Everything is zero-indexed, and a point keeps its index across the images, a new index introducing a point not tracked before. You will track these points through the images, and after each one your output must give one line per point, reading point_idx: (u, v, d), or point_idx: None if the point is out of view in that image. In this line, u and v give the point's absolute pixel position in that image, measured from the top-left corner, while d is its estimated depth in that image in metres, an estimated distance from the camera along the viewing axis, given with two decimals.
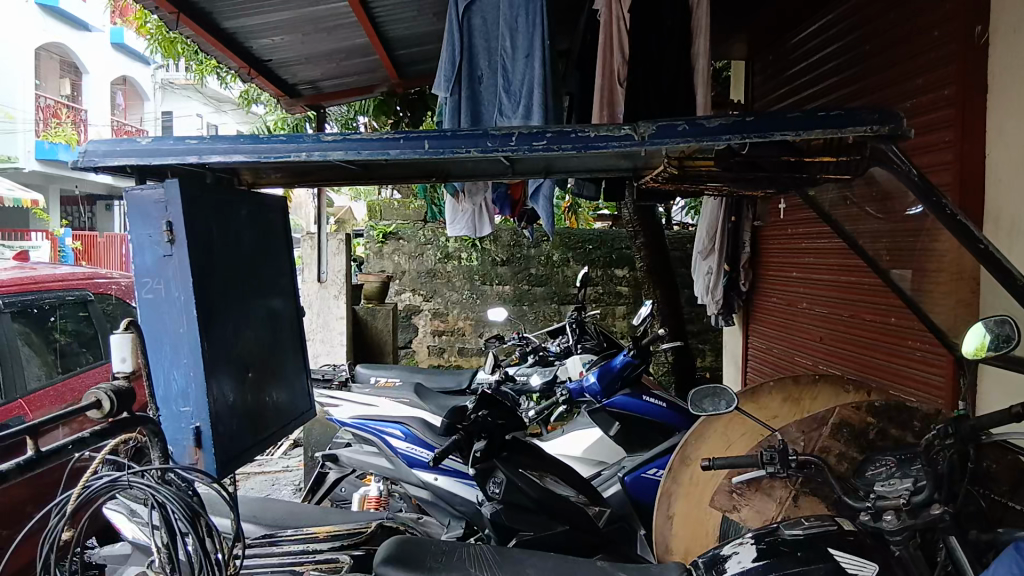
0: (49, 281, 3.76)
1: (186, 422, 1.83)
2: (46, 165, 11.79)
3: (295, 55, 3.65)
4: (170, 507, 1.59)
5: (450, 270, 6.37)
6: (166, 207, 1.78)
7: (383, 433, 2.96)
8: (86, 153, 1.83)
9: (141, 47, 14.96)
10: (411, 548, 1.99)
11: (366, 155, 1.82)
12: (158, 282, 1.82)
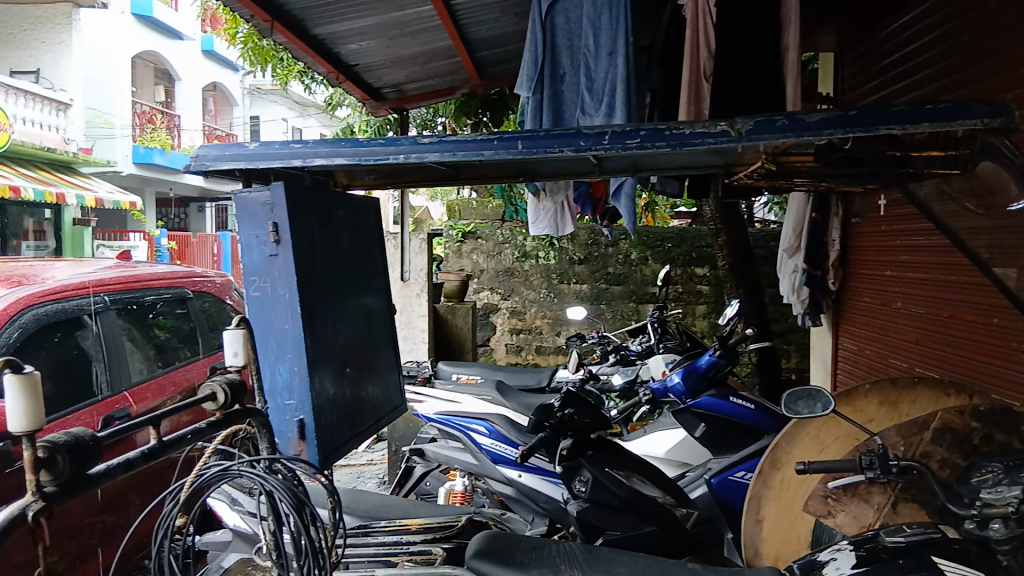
0: (149, 279, 3.97)
1: (291, 414, 1.91)
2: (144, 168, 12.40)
3: (379, 59, 3.73)
4: (277, 495, 1.66)
5: (527, 268, 6.40)
6: (272, 209, 1.87)
7: (467, 429, 3.01)
8: (197, 158, 1.92)
9: (230, 55, 15.61)
10: (500, 543, 2.09)
11: (461, 156, 1.86)
12: (265, 279, 1.91)
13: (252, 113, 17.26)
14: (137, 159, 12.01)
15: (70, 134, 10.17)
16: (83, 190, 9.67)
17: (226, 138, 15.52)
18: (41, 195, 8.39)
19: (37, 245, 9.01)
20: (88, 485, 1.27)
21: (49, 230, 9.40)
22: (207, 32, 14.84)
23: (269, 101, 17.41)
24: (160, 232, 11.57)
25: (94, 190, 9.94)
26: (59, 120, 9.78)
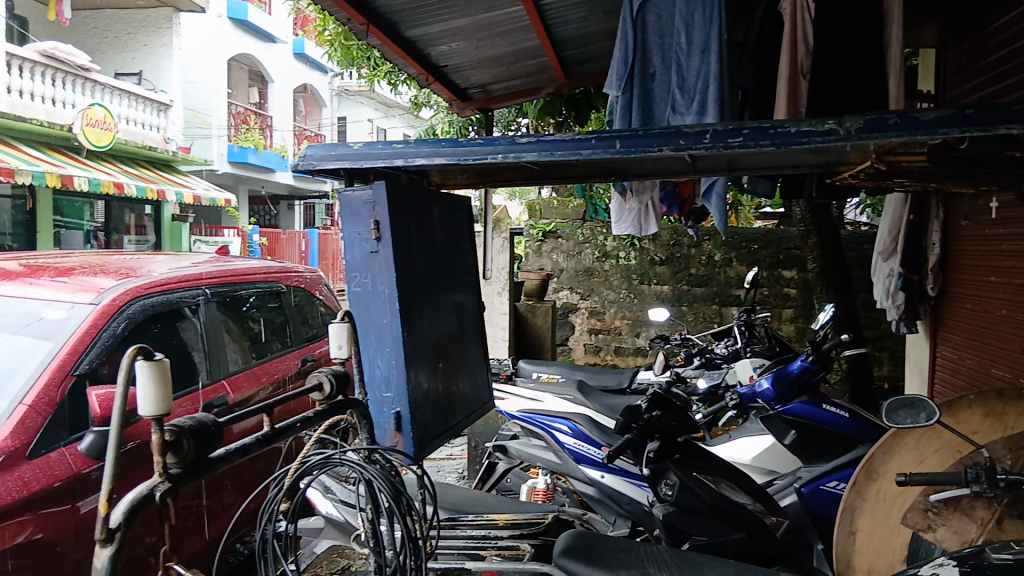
0: (244, 274, 4.14)
1: (388, 406, 1.97)
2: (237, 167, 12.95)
3: (467, 60, 3.78)
4: (377, 484, 1.72)
5: (608, 268, 6.36)
6: (374, 207, 1.93)
7: (550, 428, 3.02)
8: (305, 157, 1.99)
9: (319, 57, 16.10)
10: (587, 543, 2.09)
11: (559, 156, 1.87)
12: (366, 276, 1.97)
13: (339, 114, 17.81)
14: (232, 158, 12.57)
15: (170, 133, 10.48)
16: (183, 186, 10.13)
17: (314, 137, 16.04)
18: (144, 191, 8.84)
19: (138, 238, 9.94)
20: (210, 468, 1.32)
21: (150, 225, 10.27)
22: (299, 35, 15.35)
23: (356, 101, 17.93)
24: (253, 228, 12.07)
25: (192, 186, 10.37)
26: (160, 120, 10.19)
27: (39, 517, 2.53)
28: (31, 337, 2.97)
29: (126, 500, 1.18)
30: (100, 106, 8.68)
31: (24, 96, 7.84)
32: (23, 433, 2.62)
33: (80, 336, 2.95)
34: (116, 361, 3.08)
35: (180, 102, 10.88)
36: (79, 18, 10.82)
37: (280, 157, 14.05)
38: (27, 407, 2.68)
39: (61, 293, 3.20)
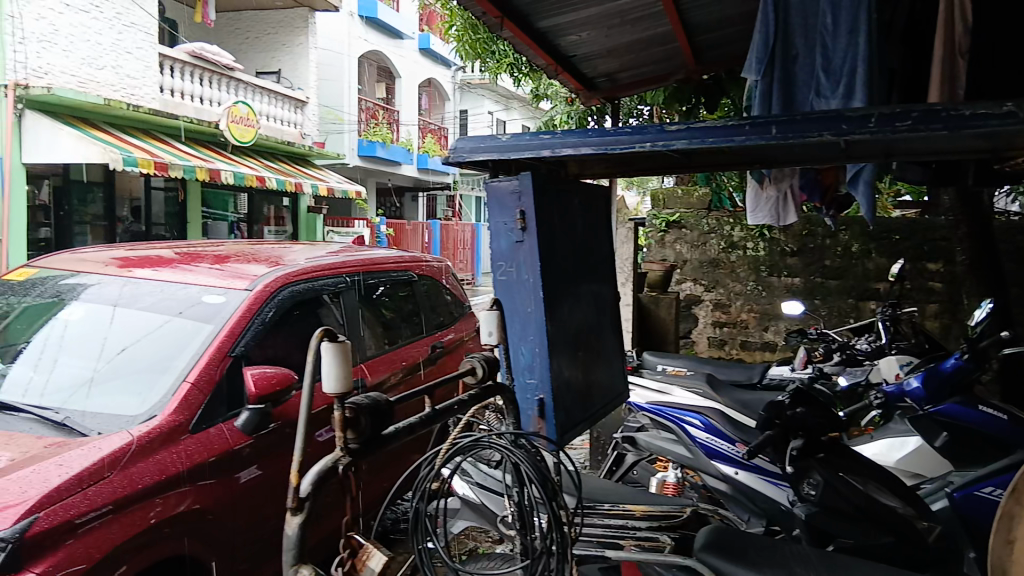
0: (380, 263, 4.34)
1: (532, 393, 2.03)
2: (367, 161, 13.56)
3: (596, 48, 3.77)
4: (522, 468, 1.79)
5: (734, 259, 6.22)
6: (520, 198, 1.98)
7: (681, 422, 3.00)
8: (455, 149, 2.07)
9: (444, 52, 16.51)
10: (727, 538, 2.07)
11: (709, 143, 1.86)
12: (511, 265, 2.04)
13: (461, 107, 18.26)
14: (362, 152, 13.11)
15: (307, 128, 11.06)
16: (317, 179, 10.58)
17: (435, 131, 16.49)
18: (285, 183, 9.28)
19: (276, 229, 10.63)
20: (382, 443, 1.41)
21: (288, 216, 11.01)
22: (424, 31, 15.78)
23: (477, 94, 18.30)
24: (380, 219, 12.55)
25: (328, 180, 10.77)
26: (297, 116, 10.76)
27: (197, 487, 2.74)
28: (192, 320, 3.21)
29: (313, 471, 1.30)
30: (244, 104, 9.19)
31: (175, 95, 8.58)
32: (187, 408, 2.84)
33: (237, 319, 3.18)
34: (265, 344, 3.29)
35: (315, 98, 11.42)
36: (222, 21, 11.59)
37: (405, 150, 14.52)
38: (190, 385, 2.90)
39: (217, 280, 3.44)
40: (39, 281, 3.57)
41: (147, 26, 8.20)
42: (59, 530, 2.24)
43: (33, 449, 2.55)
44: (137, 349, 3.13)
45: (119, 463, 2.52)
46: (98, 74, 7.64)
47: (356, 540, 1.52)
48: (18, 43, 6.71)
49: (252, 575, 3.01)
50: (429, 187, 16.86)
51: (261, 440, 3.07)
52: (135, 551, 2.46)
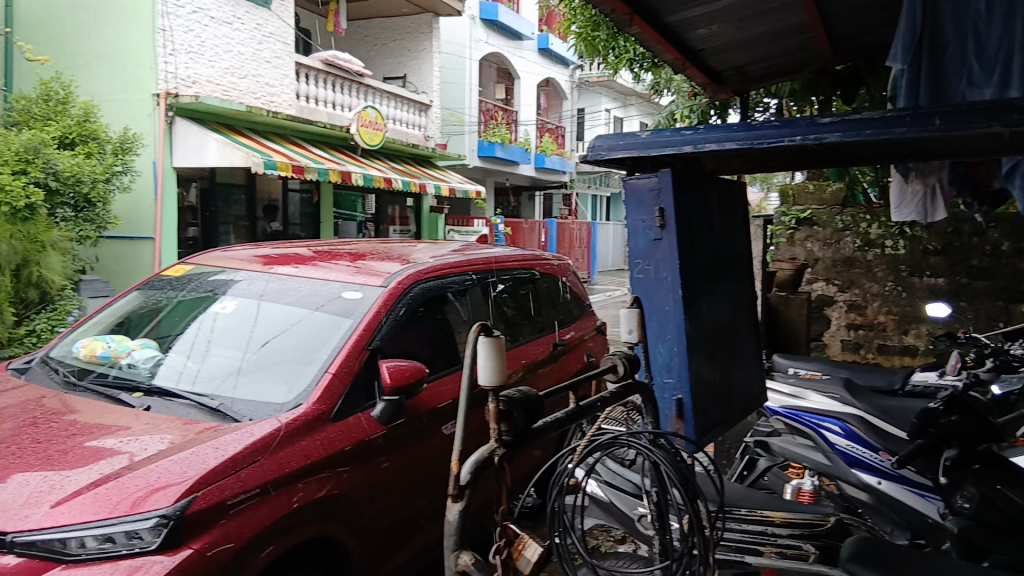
0: (504, 261, 4.43)
1: (670, 393, 2.06)
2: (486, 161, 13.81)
3: (727, 41, 3.67)
4: (663, 467, 1.81)
5: (871, 258, 5.91)
6: (659, 195, 2.00)
7: (820, 428, 2.85)
8: (594, 148, 2.18)
9: (563, 51, 16.61)
10: (873, 549, 2.11)
11: (866, 135, 1.87)
12: (649, 263, 2.06)
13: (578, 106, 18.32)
14: (481, 152, 13.36)
15: (430, 131, 11.40)
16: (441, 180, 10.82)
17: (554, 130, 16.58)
18: (409, 184, 9.52)
19: (401, 228, 11.14)
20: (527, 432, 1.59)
21: (412, 216, 11.44)
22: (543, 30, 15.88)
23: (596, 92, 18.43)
24: (497, 218, 12.72)
25: (450, 181, 11.00)
26: (421, 120, 11.11)
27: (335, 474, 2.88)
28: (331, 315, 3.39)
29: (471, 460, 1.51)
30: (373, 108, 9.53)
31: (310, 102, 9.06)
32: (329, 398, 3.00)
33: (373, 315, 3.33)
34: (398, 340, 3.42)
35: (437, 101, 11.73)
36: (351, 30, 12.15)
37: (523, 150, 14.65)
38: (331, 375, 3.06)
39: (352, 277, 3.61)
40: (192, 277, 3.86)
41: (284, 35, 8.74)
42: (214, 510, 2.42)
43: (190, 433, 2.75)
44: (279, 342, 3.32)
45: (269, 448, 2.69)
46: (242, 83, 8.18)
47: (512, 528, 1.71)
48: (169, 55, 7.29)
49: (384, 560, 3.13)
50: (546, 185, 16.97)
51: (392, 432, 3.18)
52: (281, 532, 2.62)
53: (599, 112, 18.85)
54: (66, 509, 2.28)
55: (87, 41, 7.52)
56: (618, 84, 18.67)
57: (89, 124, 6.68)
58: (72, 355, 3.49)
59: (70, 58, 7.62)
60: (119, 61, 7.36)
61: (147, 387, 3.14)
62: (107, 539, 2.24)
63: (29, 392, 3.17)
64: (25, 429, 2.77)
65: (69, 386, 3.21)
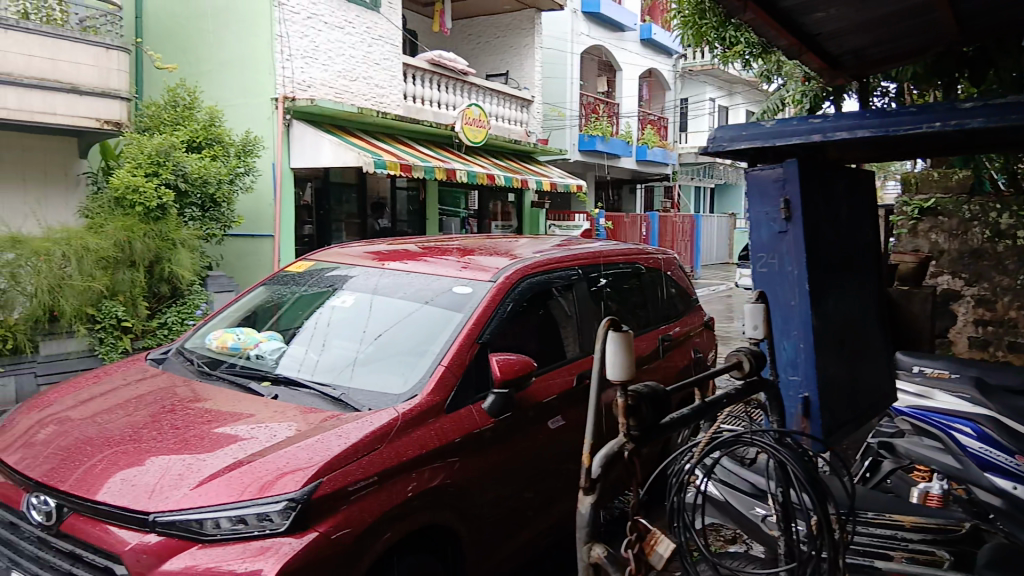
0: (609, 255, 4.43)
1: (796, 391, 2.23)
2: (587, 154, 13.77)
3: (847, 24, 3.50)
4: (791, 467, 1.83)
5: (1001, 250, 5.53)
6: (784, 185, 2.19)
7: (950, 429, 2.70)
8: (715, 139, 2.29)
9: (667, 40, 16.31)
10: (1004, 557, 2.36)
11: (1009, 119, 1.89)
12: (773, 256, 2.26)
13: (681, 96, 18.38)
14: (583, 147, 13.38)
15: (532, 126, 11.46)
16: (542, 176, 10.86)
17: (658, 122, 16.31)
18: (511, 179, 9.63)
19: (503, 224, 11.30)
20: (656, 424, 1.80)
21: (514, 211, 11.60)
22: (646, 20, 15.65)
23: (700, 81, 18.47)
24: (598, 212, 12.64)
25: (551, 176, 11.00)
26: (523, 115, 11.20)
27: (447, 464, 2.95)
28: (441, 308, 3.48)
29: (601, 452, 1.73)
30: (477, 106, 9.59)
31: (417, 102, 9.32)
32: (442, 390, 3.07)
33: (483, 308, 3.39)
34: (506, 333, 3.48)
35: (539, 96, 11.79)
36: (455, 28, 12.38)
37: (625, 142, 14.49)
38: (444, 367, 3.14)
39: (461, 272, 3.69)
40: (312, 273, 4.05)
41: (393, 37, 9.00)
42: (335, 496, 2.53)
43: (313, 421, 2.89)
44: (392, 336, 3.43)
45: (387, 436, 2.79)
46: (353, 86, 8.47)
47: (643, 523, 1.79)
48: (286, 60, 7.65)
49: (493, 550, 3.19)
50: (648, 178, 16.73)
51: (500, 425, 3.23)
52: (398, 518, 2.71)
53: (703, 101, 18.72)
54: (203, 491, 2.44)
55: (211, 49, 8.01)
56: (724, 72, 18.17)
57: (214, 128, 7.14)
58: (205, 347, 3.74)
59: (195, 66, 8.14)
60: (240, 68, 7.80)
61: (273, 376, 3.32)
62: (240, 520, 2.39)
63: (166, 380, 3.41)
64: (164, 415, 2.99)
65: (203, 375, 3.43)
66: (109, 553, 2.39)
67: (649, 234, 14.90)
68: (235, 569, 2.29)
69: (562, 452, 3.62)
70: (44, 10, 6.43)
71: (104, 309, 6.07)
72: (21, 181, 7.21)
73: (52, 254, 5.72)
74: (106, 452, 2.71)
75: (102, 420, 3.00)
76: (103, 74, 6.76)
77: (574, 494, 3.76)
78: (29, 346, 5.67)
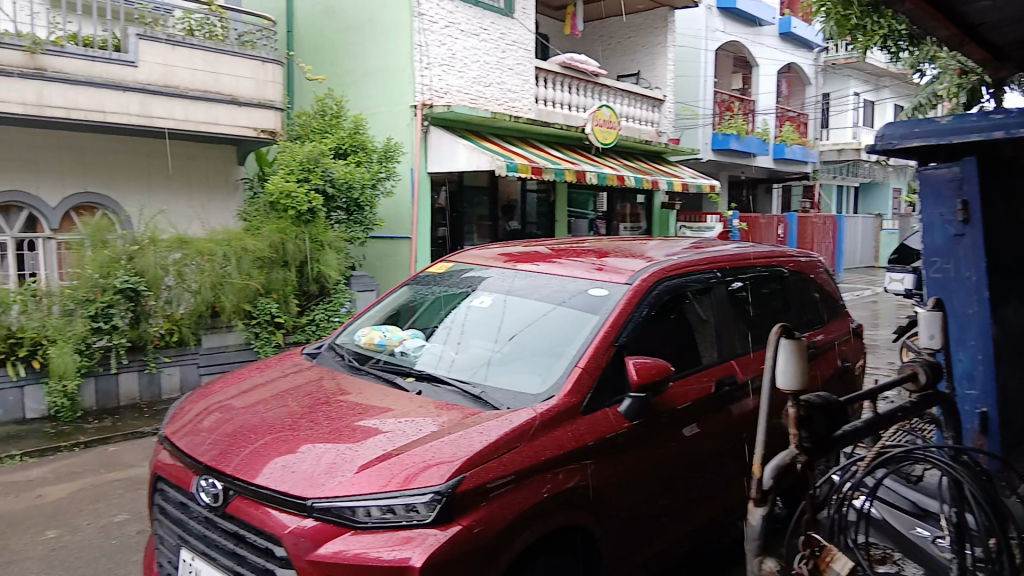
0: (751, 258, 4.31)
1: (973, 404, 2.57)
2: (722, 154, 13.42)
3: (1017, 13, 3.22)
4: (967, 486, 1.89)
5: None
6: (960, 188, 2.46)
7: None
8: (885, 137, 2.50)
9: (809, 33, 15.61)
10: None
11: None
12: (948, 261, 2.55)
13: (824, 90, 18.00)
14: (715, 146, 13.06)
15: (664, 126, 11.31)
16: (674, 176, 10.67)
17: (797, 119, 15.62)
18: (641, 180, 9.51)
19: (632, 225, 11.25)
20: (829, 432, 2.12)
21: (643, 213, 11.53)
22: (785, 13, 15.04)
23: (844, 75, 17.97)
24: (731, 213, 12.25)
25: (682, 176, 10.78)
26: (655, 115, 11.06)
27: (582, 466, 2.95)
28: (578, 309, 3.49)
29: (775, 463, 2.03)
30: (608, 107, 9.58)
31: (548, 105, 9.41)
32: (579, 391, 3.09)
33: (620, 311, 3.37)
34: (643, 338, 3.45)
35: (671, 96, 11.60)
36: (587, 30, 12.42)
37: (761, 141, 14.01)
38: (581, 369, 3.15)
39: (597, 274, 3.68)
40: (452, 273, 4.18)
41: (525, 42, 9.12)
42: (475, 492, 2.59)
43: (455, 418, 2.98)
44: (529, 336, 3.48)
45: (527, 435, 2.84)
46: (486, 91, 8.65)
47: (813, 537, 2.12)
48: (424, 68, 7.93)
49: (629, 556, 3.17)
50: (785, 178, 16.09)
51: (636, 430, 3.20)
52: (536, 519, 2.73)
53: (846, 97, 17.97)
54: (354, 480, 2.57)
55: (354, 60, 8.43)
56: (870, 64, 17.17)
57: (359, 136, 7.44)
58: (354, 343, 3.94)
59: (341, 76, 8.61)
60: (382, 77, 8.16)
61: (416, 372, 3.45)
62: (390, 509, 2.49)
63: (319, 372, 3.63)
64: (318, 406, 3.17)
65: (353, 369, 3.61)
66: (270, 534, 2.56)
67: (786, 235, 14.33)
68: (384, 557, 2.40)
69: (699, 459, 3.55)
70: (207, 27, 6.98)
71: (260, 306, 6.58)
72: (189, 188, 7.91)
73: (214, 255, 6.28)
74: (267, 439, 2.90)
75: (259, 410, 3.21)
76: (260, 86, 7.27)
77: (710, 504, 3.67)
78: (193, 340, 6.27)
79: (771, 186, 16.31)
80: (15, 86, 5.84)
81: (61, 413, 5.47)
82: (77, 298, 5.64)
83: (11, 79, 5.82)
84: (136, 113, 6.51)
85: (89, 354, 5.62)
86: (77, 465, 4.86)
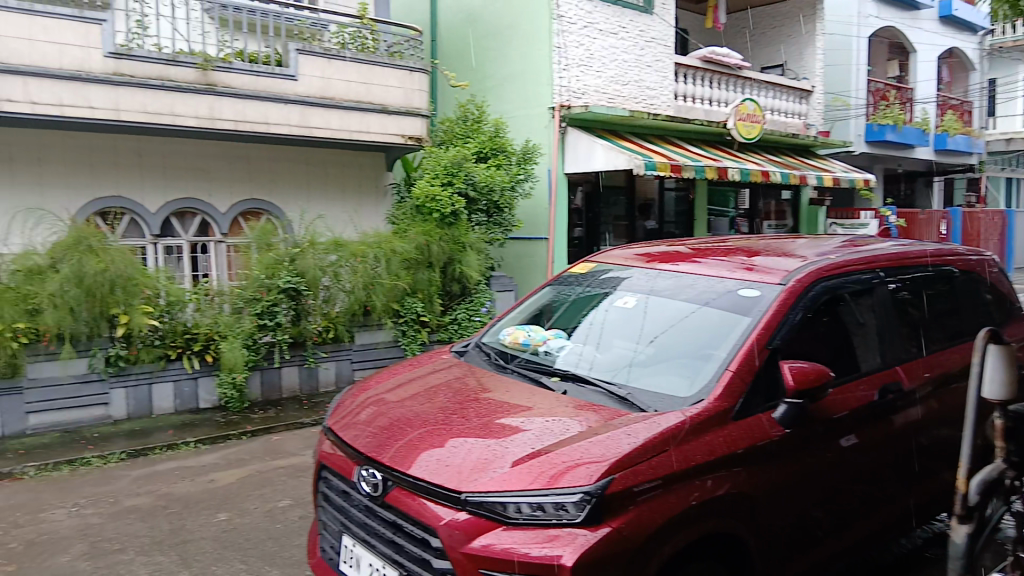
0: (915, 257, 4.02)
1: None
2: (876, 146, 12.64)
3: None
4: None
5: None
6: None
7: None
8: None
9: (972, 15, 14.43)
10: None
11: None
12: None
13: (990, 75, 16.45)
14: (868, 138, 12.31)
15: (812, 118, 10.79)
16: (822, 170, 10.12)
17: (960, 107, 14.43)
18: (788, 176, 9.11)
19: (777, 223, 10.85)
20: None
21: (789, 210, 11.05)
22: None
23: (1013, 59, 16.28)
24: (885, 208, 11.48)
25: (832, 170, 10.22)
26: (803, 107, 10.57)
27: (733, 473, 2.86)
28: (726, 311, 3.38)
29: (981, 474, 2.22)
30: (751, 100, 9.24)
31: (688, 101, 9.21)
32: (730, 396, 2.99)
33: (772, 313, 3.24)
34: (797, 341, 3.30)
35: (819, 87, 11.05)
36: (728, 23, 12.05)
37: (920, 131, 13.07)
38: (732, 373, 3.05)
39: (745, 275, 3.55)
40: (594, 274, 4.17)
41: (665, 38, 8.96)
42: (623, 496, 2.57)
43: (602, 419, 2.97)
44: (675, 337, 3.41)
45: (676, 439, 2.79)
46: (625, 89, 8.57)
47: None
48: (562, 69, 7.98)
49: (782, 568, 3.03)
50: (947, 170, 14.93)
51: (789, 439, 3.07)
52: (685, 525, 2.68)
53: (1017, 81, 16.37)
54: (504, 476, 2.62)
55: (494, 65, 8.63)
56: None
57: (500, 139, 7.63)
58: (499, 341, 4.03)
59: (481, 81, 8.83)
60: (521, 80, 8.29)
61: (561, 372, 3.47)
62: (540, 507, 2.53)
63: (466, 370, 3.74)
64: (467, 403, 3.26)
65: (498, 368, 3.69)
66: (426, 525, 2.65)
67: (949, 232, 13.30)
68: (533, 554, 2.44)
69: (857, 472, 3.35)
70: (360, 40, 7.32)
71: (407, 305, 6.86)
72: (342, 192, 8.38)
73: (366, 257, 6.60)
74: (420, 432, 3.02)
75: (410, 405, 3.35)
76: (408, 95, 7.58)
77: (870, 519, 3.45)
78: (348, 336, 6.64)
79: (930, 179, 15.22)
80: (191, 101, 6.44)
81: (231, 403, 5.95)
82: (245, 297, 6.15)
83: (188, 94, 6.42)
84: (297, 123, 6.98)
85: (256, 349, 6.11)
86: (245, 451, 5.28)
